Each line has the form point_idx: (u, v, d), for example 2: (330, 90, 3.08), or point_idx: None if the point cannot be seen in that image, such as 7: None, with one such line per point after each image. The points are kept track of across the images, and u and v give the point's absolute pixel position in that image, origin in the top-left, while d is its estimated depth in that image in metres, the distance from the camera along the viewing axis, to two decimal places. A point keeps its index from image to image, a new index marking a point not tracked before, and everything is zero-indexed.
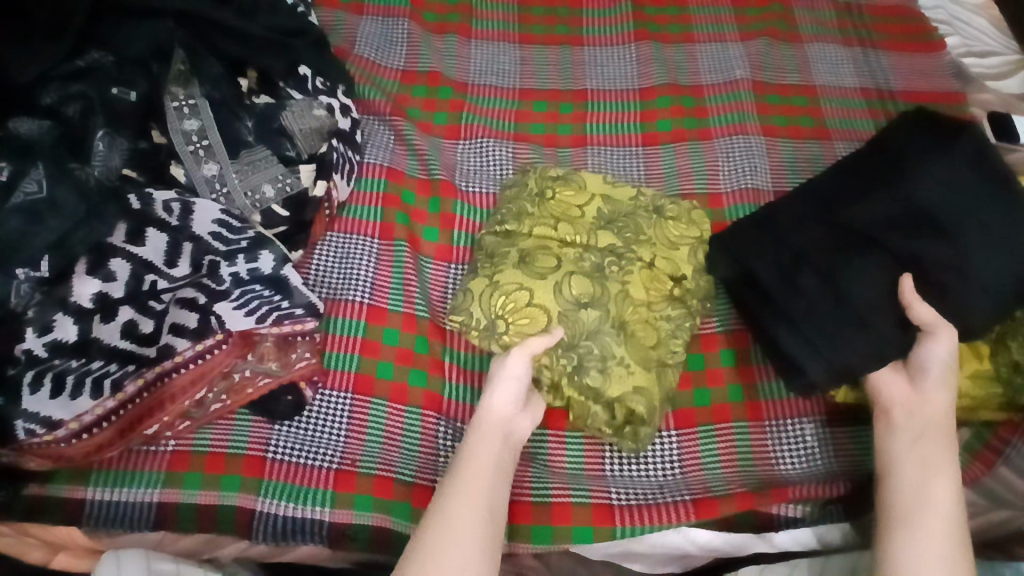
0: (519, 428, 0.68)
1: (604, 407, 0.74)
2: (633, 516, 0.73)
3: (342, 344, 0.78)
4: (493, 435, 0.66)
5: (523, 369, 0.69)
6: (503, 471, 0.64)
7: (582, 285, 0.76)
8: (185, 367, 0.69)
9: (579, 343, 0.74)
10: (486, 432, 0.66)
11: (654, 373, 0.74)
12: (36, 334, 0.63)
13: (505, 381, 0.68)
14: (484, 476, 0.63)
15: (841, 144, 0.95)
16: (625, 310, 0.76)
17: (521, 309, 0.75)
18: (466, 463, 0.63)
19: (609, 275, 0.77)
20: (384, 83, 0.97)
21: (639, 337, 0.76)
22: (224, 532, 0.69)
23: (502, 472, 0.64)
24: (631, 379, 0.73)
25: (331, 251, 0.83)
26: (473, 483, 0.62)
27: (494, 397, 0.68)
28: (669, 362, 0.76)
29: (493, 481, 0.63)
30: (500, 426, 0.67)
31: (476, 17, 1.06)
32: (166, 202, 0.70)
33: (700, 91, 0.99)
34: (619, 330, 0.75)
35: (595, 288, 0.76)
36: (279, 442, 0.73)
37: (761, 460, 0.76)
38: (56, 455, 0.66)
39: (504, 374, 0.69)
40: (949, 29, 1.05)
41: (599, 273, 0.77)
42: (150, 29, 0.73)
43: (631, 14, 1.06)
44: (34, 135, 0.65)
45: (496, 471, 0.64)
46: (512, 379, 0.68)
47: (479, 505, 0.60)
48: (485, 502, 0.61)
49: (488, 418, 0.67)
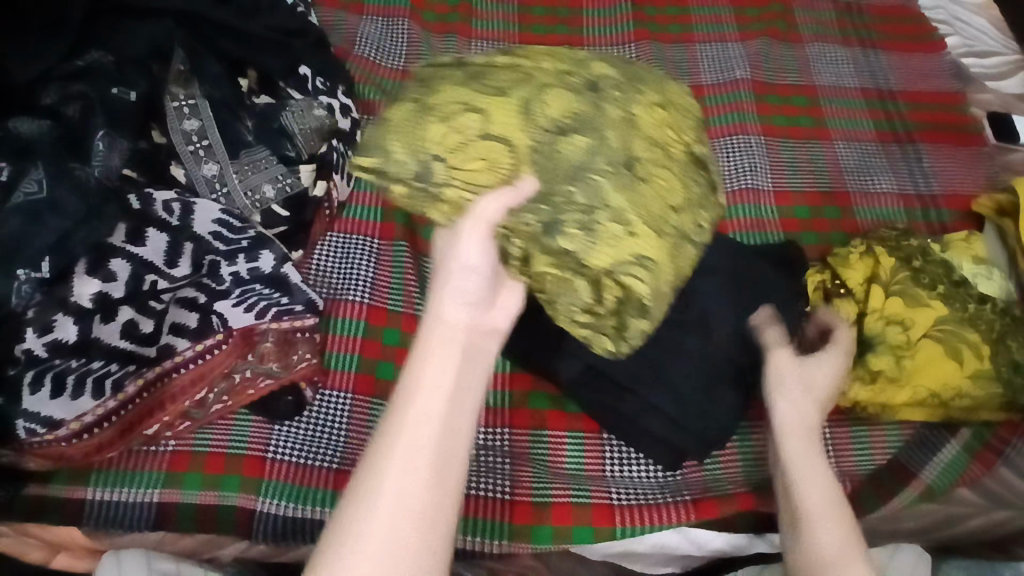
0: (484, 341, 0.51)
1: (587, 285, 0.56)
2: (634, 516, 0.72)
3: (343, 344, 0.78)
4: (448, 344, 0.49)
5: (480, 256, 0.53)
6: (463, 395, 0.48)
7: (562, 103, 0.55)
8: (185, 367, 0.69)
9: (556, 189, 0.53)
10: (443, 345, 0.49)
11: (667, 243, 0.56)
12: (36, 334, 0.63)
13: (460, 277, 0.52)
14: (437, 400, 0.46)
15: (841, 145, 0.95)
16: (633, 142, 0.56)
17: (473, 151, 0.53)
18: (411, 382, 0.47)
19: (620, 118, 0.57)
20: (385, 83, 0.97)
21: (652, 186, 0.56)
22: (224, 532, 0.69)
23: (461, 395, 0.47)
24: (631, 245, 0.54)
25: (331, 251, 0.83)
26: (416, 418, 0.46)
27: (445, 305, 0.51)
28: (688, 235, 0.58)
29: (448, 405, 0.47)
30: (455, 337, 0.50)
31: (476, 17, 1.06)
32: (166, 202, 0.70)
33: (700, 91, 0.99)
34: (628, 175, 0.55)
35: (589, 109, 0.56)
36: (279, 442, 0.73)
37: (761, 460, 0.76)
38: (57, 455, 0.66)
39: (458, 266, 0.52)
40: (950, 29, 1.06)
41: (617, 113, 0.57)
42: (150, 30, 0.73)
43: (631, 14, 1.06)
44: (33, 135, 0.65)
45: (452, 394, 0.47)
46: (464, 269, 0.52)
47: (421, 453, 0.45)
48: (428, 442, 0.45)
49: (438, 329, 0.50)
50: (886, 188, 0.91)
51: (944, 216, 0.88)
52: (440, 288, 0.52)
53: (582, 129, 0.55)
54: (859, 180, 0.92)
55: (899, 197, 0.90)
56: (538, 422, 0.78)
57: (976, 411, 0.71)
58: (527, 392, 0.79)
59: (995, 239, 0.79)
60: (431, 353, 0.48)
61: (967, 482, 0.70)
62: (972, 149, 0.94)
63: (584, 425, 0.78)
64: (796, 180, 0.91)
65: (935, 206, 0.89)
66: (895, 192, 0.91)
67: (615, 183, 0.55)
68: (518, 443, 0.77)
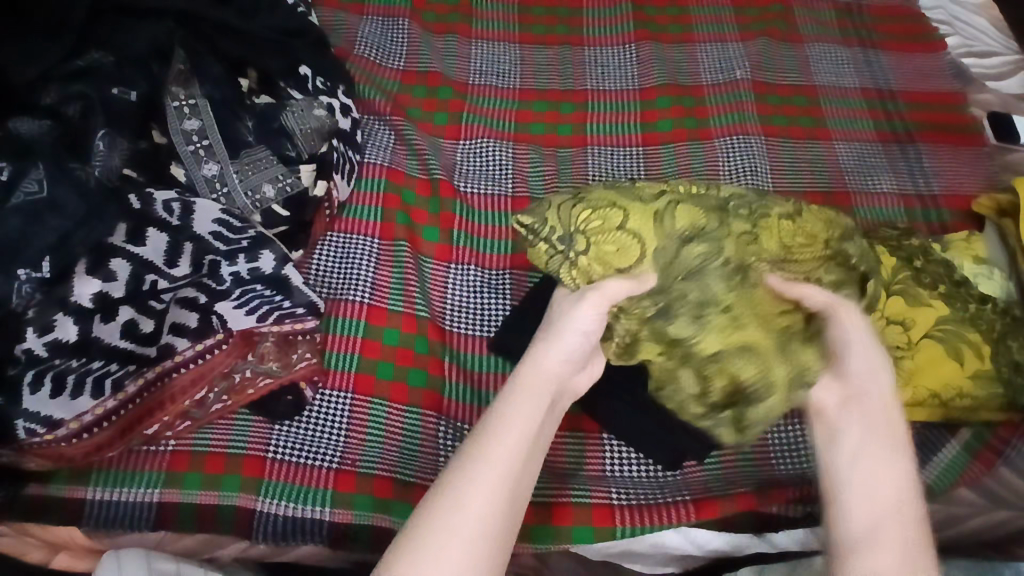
0: (573, 383, 0.62)
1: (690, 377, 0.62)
2: (633, 516, 0.72)
3: (343, 344, 0.78)
4: (544, 390, 0.58)
5: (594, 323, 0.61)
6: (540, 440, 0.56)
7: (689, 216, 0.62)
8: (185, 367, 0.70)
9: (675, 285, 0.61)
10: (536, 387, 0.58)
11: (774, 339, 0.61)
12: (36, 334, 0.63)
13: (571, 335, 0.60)
14: (519, 445, 0.54)
15: (841, 145, 0.95)
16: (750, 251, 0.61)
17: (609, 233, 0.62)
18: (504, 426, 0.55)
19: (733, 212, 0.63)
20: (385, 83, 0.97)
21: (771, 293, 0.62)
22: (224, 532, 0.69)
23: (541, 440, 0.56)
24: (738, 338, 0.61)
25: (331, 251, 0.83)
26: (502, 458, 0.53)
27: (552, 354, 0.59)
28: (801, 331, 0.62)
29: (529, 452, 0.54)
30: (553, 383, 0.59)
31: (476, 17, 1.06)
32: (166, 202, 0.70)
33: (700, 91, 0.99)
34: (737, 273, 0.61)
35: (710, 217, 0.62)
36: (279, 442, 0.73)
37: (761, 460, 0.76)
38: (57, 455, 0.66)
39: (572, 327, 0.61)
40: (950, 29, 1.06)
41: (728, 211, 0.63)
42: (150, 30, 0.73)
43: (631, 14, 1.07)
44: (33, 134, 0.65)
45: (535, 439, 0.55)
46: (576, 330, 0.61)
47: (502, 489, 0.52)
48: (510, 480, 0.52)
49: (542, 375, 0.58)
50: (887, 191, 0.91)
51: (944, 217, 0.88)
52: (553, 338, 0.60)
53: (702, 237, 0.61)
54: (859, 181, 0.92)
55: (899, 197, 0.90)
56: None
57: (974, 411, 0.70)
58: None
59: (996, 240, 0.78)
60: (529, 394, 0.57)
61: (968, 482, 0.69)
62: (973, 149, 0.94)
63: (585, 425, 0.78)
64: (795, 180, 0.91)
65: (935, 205, 0.89)
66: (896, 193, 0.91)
67: (727, 284, 0.61)
68: None
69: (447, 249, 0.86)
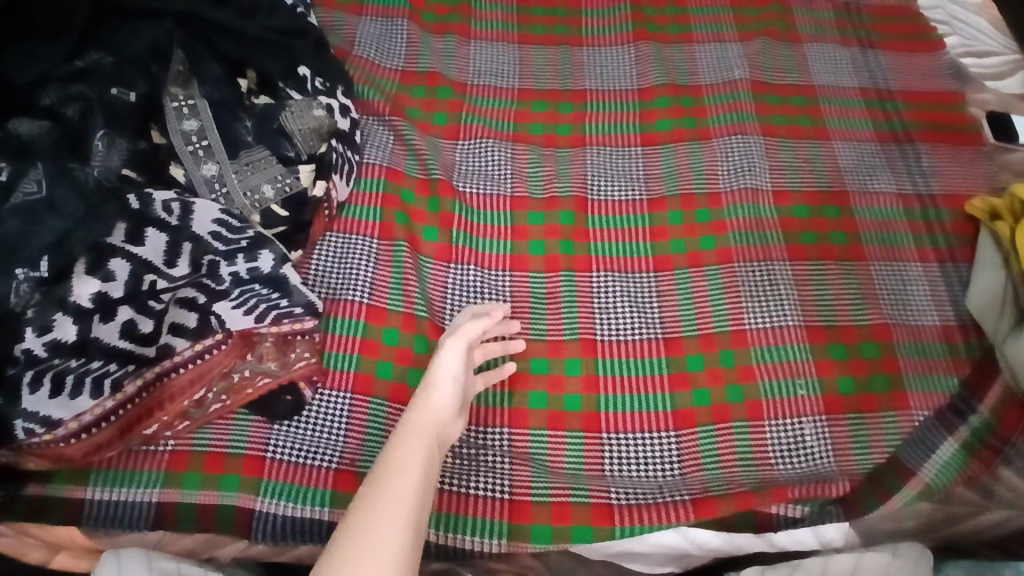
0: (454, 430, 0.65)
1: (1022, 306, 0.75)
2: (633, 516, 0.72)
3: (342, 344, 0.78)
4: (428, 430, 0.62)
5: (461, 367, 0.68)
6: (433, 473, 0.59)
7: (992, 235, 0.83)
8: (185, 366, 0.70)
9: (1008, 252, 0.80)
10: (421, 421, 0.62)
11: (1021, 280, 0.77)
12: (36, 334, 0.63)
13: (445, 379, 0.66)
14: (415, 478, 0.57)
15: (841, 145, 0.95)
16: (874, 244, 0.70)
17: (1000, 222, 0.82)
18: (400, 447, 0.59)
19: None
20: (385, 83, 0.97)
21: None
22: (223, 532, 0.69)
23: (431, 478, 0.59)
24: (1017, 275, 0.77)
25: (331, 251, 0.83)
26: (399, 476, 0.56)
27: (434, 396, 0.64)
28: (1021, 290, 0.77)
29: (423, 484, 0.57)
30: (436, 424, 0.63)
31: (476, 18, 1.06)
32: (166, 202, 0.70)
33: (699, 91, 0.99)
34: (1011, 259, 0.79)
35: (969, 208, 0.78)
36: (279, 442, 0.73)
37: (760, 460, 0.76)
38: (56, 455, 0.66)
39: (442, 375, 0.66)
40: (949, 29, 1.05)
41: None
42: (150, 30, 0.73)
43: (630, 14, 1.07)
44: (33, 134, 0.65)
45: (425, 474, 0.58)
46: (449, 376, 0.66)
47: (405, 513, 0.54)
48: (407, 508, 0.54)
49: (424, 415, 0.63)
50: (916, 274, 0.86)
51: (964, 272, 0.85)
52: (429, 387, 0.65)
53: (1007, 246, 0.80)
54: (858, 180, 0.92)
55: (898, 197, 0.91)
56: (538, 422, 0.78)
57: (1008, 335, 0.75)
58: (527, 391, 0.79)
59: (992, 244, 0.83)
60: (411, 437, 0.60)
61: (966, 480, 0.71)
62: (971, 149, 0.94)
63: (584, 425, 0.78)
64: (795, 180, 0.92)
65: (935, 205, 0.90)
66: (895, 192, 0.91)
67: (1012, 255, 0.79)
68: (518, 443, 0.76)
69: (447, 249, 0.86)
